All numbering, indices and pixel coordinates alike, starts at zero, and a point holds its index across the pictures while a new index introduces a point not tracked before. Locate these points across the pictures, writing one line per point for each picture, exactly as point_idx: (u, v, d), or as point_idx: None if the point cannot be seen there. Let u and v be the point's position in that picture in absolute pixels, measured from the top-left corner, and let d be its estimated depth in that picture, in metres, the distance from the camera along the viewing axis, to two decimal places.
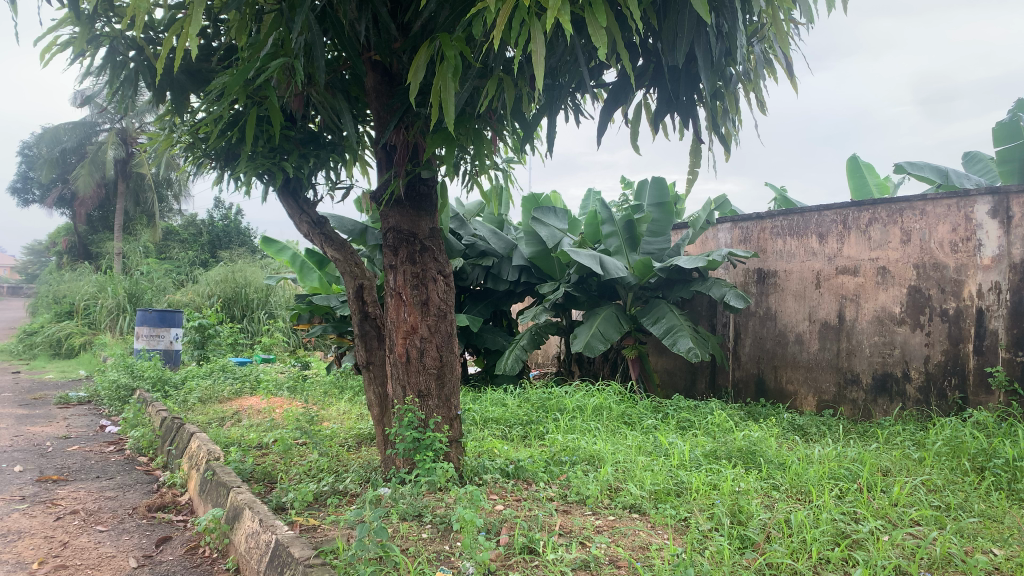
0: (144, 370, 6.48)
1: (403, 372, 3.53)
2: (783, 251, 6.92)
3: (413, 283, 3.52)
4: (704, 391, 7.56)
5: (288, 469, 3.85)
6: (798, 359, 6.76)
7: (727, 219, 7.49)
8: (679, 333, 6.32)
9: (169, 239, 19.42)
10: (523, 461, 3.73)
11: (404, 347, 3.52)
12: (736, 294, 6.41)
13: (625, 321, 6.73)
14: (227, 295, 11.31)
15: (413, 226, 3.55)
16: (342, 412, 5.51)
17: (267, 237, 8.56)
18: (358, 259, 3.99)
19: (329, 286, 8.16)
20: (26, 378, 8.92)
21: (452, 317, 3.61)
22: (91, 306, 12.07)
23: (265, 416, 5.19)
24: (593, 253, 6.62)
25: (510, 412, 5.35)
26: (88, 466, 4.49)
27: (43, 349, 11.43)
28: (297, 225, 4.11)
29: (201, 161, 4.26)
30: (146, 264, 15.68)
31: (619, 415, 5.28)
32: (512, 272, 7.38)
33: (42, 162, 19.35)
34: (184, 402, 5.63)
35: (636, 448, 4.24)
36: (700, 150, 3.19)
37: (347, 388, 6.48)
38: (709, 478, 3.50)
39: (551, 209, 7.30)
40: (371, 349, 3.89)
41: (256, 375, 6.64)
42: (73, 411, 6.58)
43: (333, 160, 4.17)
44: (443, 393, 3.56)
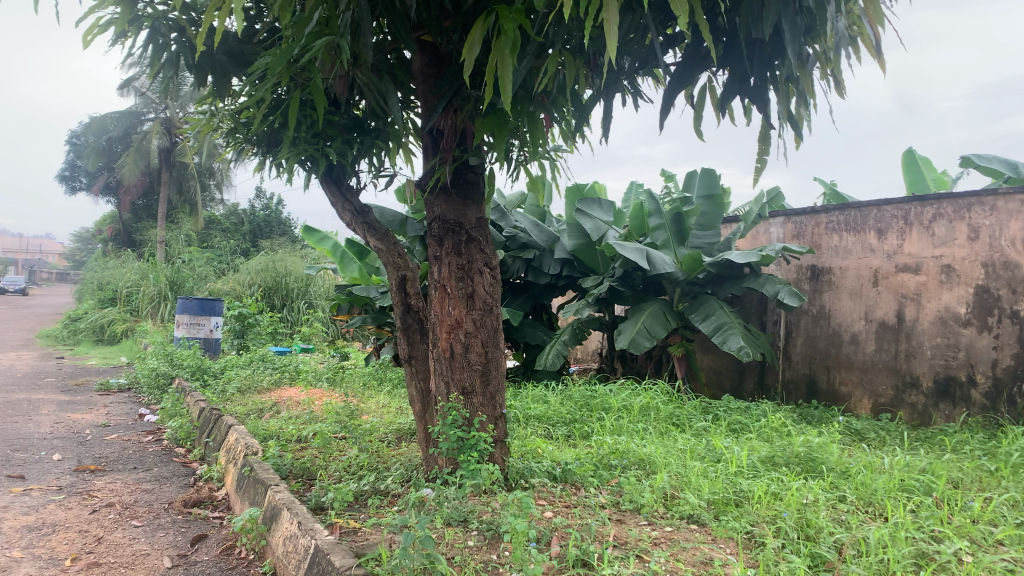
0: (184, 359, 6.44)
1: (447, 368, 3.38)
2: (839, 247, 6.64)
3: (459, 276, 3.36)
4: (752, 392, 7.33)
5: (327, 465, 3.73)
6: (853, 360, 6.49)
7: (779, 213, 7.22)
8: (730, 330, 6.09)
9: (211, 228, 19.59)
10: (571, 463, 3.57)
11: (448, 342, 3.36)
12: (791, 291, 6.15)
13: (672, 318, 6.51)
14: (268, 285, 11.31)
15: (459, 216, 3.38)
16: (382, 405, 5.41)
17: (308, 226, 8.49)
18: (401, 250, 3.84)
19: (369, 277, 8.07)
20: (69, 363, 8.98)
21: (498, 311, 3.44)
22: (134, 294, 12.17)
23: (305, 409, 5.09)
24: (640, 247, 6.41)
25: (554, 409, 5.19)
26: (126, 457, 4.43)
27: (87, 335, 11.56)
28: (339, 213, 3.98)
29: (242, 146, 4.16)
30: (188, 253, 15.83)
31: (667, 416, 5.09)
32: (555, 266, 7.20)
33: (90, 150, 19.62)
34: (223, 392, 5.56)
35: (689, 453, 4.05)
36: (769, 137, 3.03)
37: (387, 381, 6.37)
38: (771, 488, 3.30)
39: (596, 201, 7.11)
40: (414, 343, 3.74)
41: (295, 366, 6.56)
42: (113, 398, 6.57)
43: (377, 147, 4.04)
44: (488, 391, 3.40)
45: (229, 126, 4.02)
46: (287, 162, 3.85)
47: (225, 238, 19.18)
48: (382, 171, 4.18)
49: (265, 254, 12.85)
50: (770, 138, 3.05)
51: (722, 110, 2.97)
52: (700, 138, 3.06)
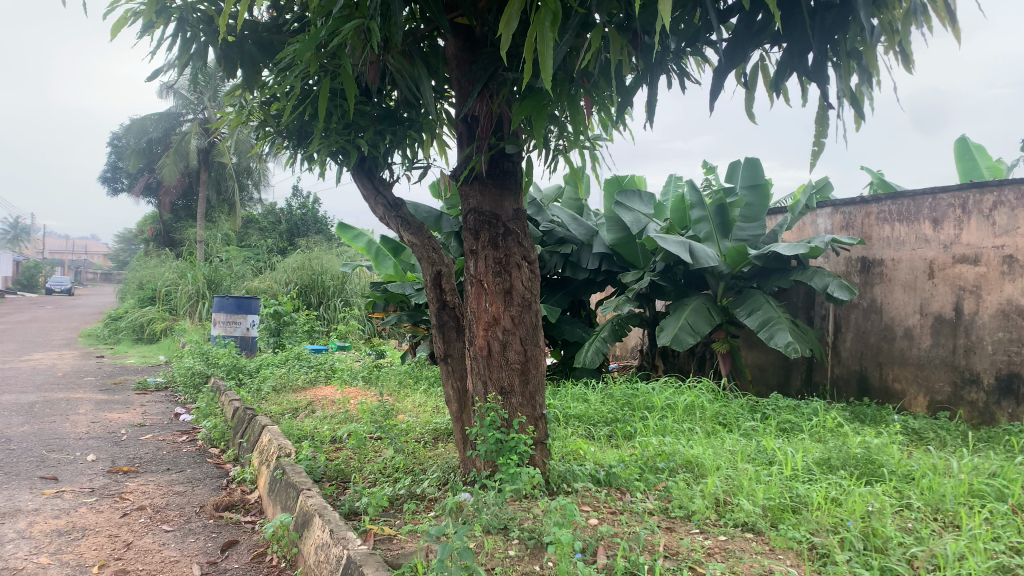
0: (219, 358, 6.40)
1: (484, 366, 3.23)
2: (891, 238, 6.36)
3: (496, 270, 3.21)
4: (800, 389, 7.09)
5: (361, 468, 3.61)
6: (906, 356, 6.22)
7: (826, 203, 6.96)
8: (777, 325, 5.86)
9: (249, 227, 19.74)
10: (615, 466, 3.41)
11: (485, 339, 3.22)
12: (841, 284, 5.89)
13: (716, 313, 6.30)
14: (304, 282, 11.29)
15: (495, 207, 3.23)
16: (418, 404, 5.29)
17: (343, 224, 8.41)
18: (436, 244, 3.71)
19: (404, 274, 7.97)
20: (109, 362, 9.04)
21: (537, 307, 3.29)
22: (173, 292, 12.26)
23: (340, 408, 4.99)
24: (682, 239, 6.19)
25: (594, 408, 5.02)
26: (160, 457, 4.36)
27: (128, 334, 11.67)
28: (372, 207, 3.86)
29: (272, 139, 4.06)
30: (226, 252, 15.95)
31: (713, 416, 4.91)
32: (593, 260, 7.02)
33: (130, 152, 19.90)
34: (258, 391, 5.49)
35: (739, 455, 3.86)
36: (827, 119, 2.83)
37: (423, 379, 6.26)
38: (830, 495, 3.09)
39: (636, 193, 6.88)
40: (449, 341, 3.60)
41: (330, 364, 6.48)
42: (150, 397, 6.56)
43: (411, 139, 3.91)
44: (527, 391, 3.24)
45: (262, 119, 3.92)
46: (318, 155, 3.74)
47: (263, 237, 19.31)
48: (416, 162, 4.04)
49: (301, 252, 12.86)
50: (828, 120, 2.85)
51: (776, 90, 2.79)
52: (752, 120, 2.87)
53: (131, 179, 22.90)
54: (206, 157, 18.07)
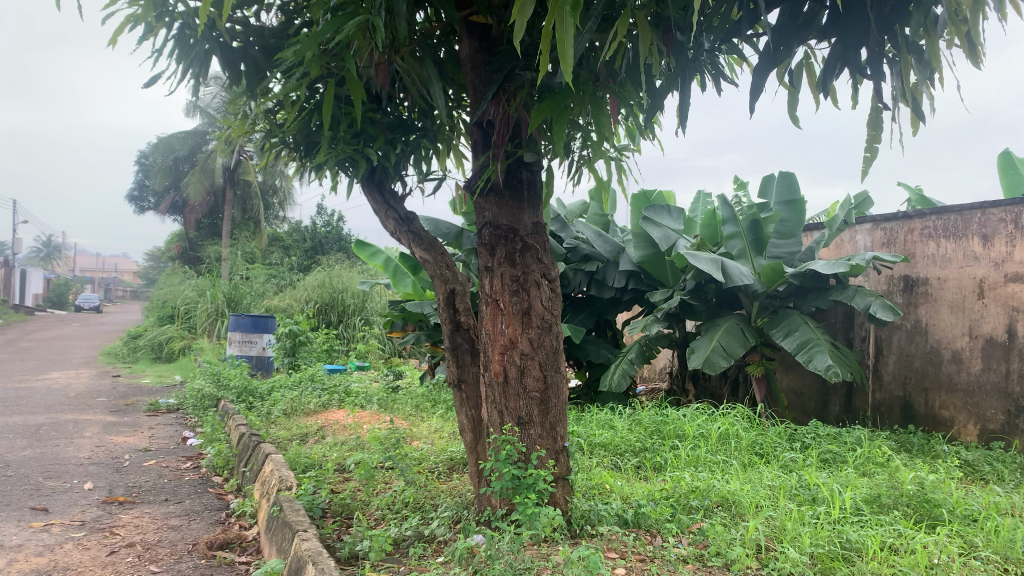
0: (230, 379, 6.18)
1: (500, 395, 2.95)
2: (936, 255, 6.01)
3: (513, 288, 2.94)
4: (839, 415, 6.72)
5: (367, 503, 3.35)
6: (954, 381, 5.84)
7: (866, 219, 6.62)
8: (816, 348, 5.54)
9: (273, 245, 19.69)
10: (644, 505, 3.11)
11: (500, 364, 2.94)
12: (884, 305, 5.53)
13: (751, 335, 5.98)
14: (324, 301, 11.09)
15: (513, 221, 2.97)
16: (434, 429, 5.03)
17: (361, 241, 8.18)
18: (450, 262, 3.45)
19: (423, 292, 7.73)
20: (124, 382, 8.88)
21: (558, 329, 3.01)
22: (192, 311, 12.13)
23: (351, 434, 4.73)
24: (713, 257, 5.88)
25: (621, 436, 4.72)
26: (160, 486, 4.12)
27: (147, 353, 11.56)
28: (382, 221, 3.62)
29: (278, 150, 3.84)
30: (248, 270, 15.85)
31: (749, 445, 4.60)
32: (619, 279, 6.73)
33: (157, 171, 19.97)
34: (267, 415, 5.26)
35: (781, 492, 3.54)
36: (881, 121, 2.53)
37: (441, 403, 5.99)
38: (887, 542, 2.77)
39: (664, 208, 6.57)
40: (464, 366, 3.33)
41: (345, 387, 6.24)
42: (160, 419, 6.35)
43: (425, 148, 3.66)
44: (547, 422, 2.96)
45: (267, 127, 3.70)
46: (325, 165, 3.52)
47: (286, 256, 19.24)
48: (430, 172, 3.80)
49: (322, 270, 12.70)
50: (882, 122, 2.55)
51: (823, 90, 2.50)
52: (795, 125, 2.59)
53: (157, 196, 22.99)
54: (232, 176, 18.06)
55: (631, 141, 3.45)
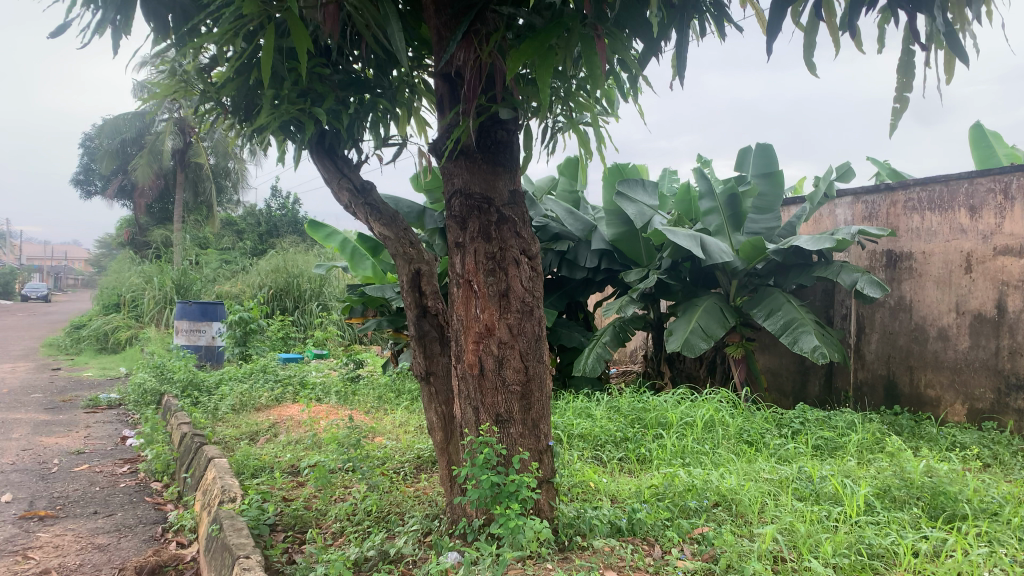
0: (173, 372, 5.69)
1: (475, 389, 2.58)
2: (921, 229, 5.76)
3: (488, 267, 2.56)
4: (819, 395, 6.49)
5: (324, 513, 3.00)
6: (940, 359, 5.62)
7: (847, 192, 6.35)
8: (801, 328, 5.26)
9: (227, 230, 19.00)
10: (639, 509, 2.77)
11: (475, 354, 2.57)
12: (872, 281, 5.26)
13: (731, 315, 5.67)
14: (279, 286, 10.58)
15: (487, 188, 2.59)
16: (397, 423, 4.63)
17: (315, 221, 7.69)
18: (415, 239, 3.08)
19: (383, 276, 7.30)
20: (63, 376, 8.29)
21: (540, 314, 2.64)
22: (138, 299, 11.47)
23: (307, 432, 4.32)
24: (691, 232, 5.55)
25: (600, 426, 4.38)
26: (90, 496, 3.66)
27: (91, 343, 10.93)
28: (336, 194, 3.22)
29: (215, 115, 3.38)
30: (200, 256, 15.20)
31: (737, 434, 4.31)
32: (591, 258, 6.37)
33: (102, 153, 19.07)
34: (214, 411, 4.80)
35: (782, 490, 3.24)
36: (912, 66, 2.17)
37: (405, 393, 5.59)
38: (915, 547, 2.47)
39: (638, 182, 6.19)
40: (431, 356, 2.95)
41: (300, 378, 5.81)
42: (98, 417, 5.83)
43: (382, 112, 3.25)
44: (529, 419, 2.59)
45: (201, 87, 3.23)
46: (267, 128, 3.08)
47: (239, 242, 18.58)
48: (389, 139, 3.39)
49: (277, 254, 12.15)
50: (913, 68, 2.19)
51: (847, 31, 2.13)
52: (812, 75, 2.18)
53: (103, 180, 21.96)
54: (182, 158, 17.30)
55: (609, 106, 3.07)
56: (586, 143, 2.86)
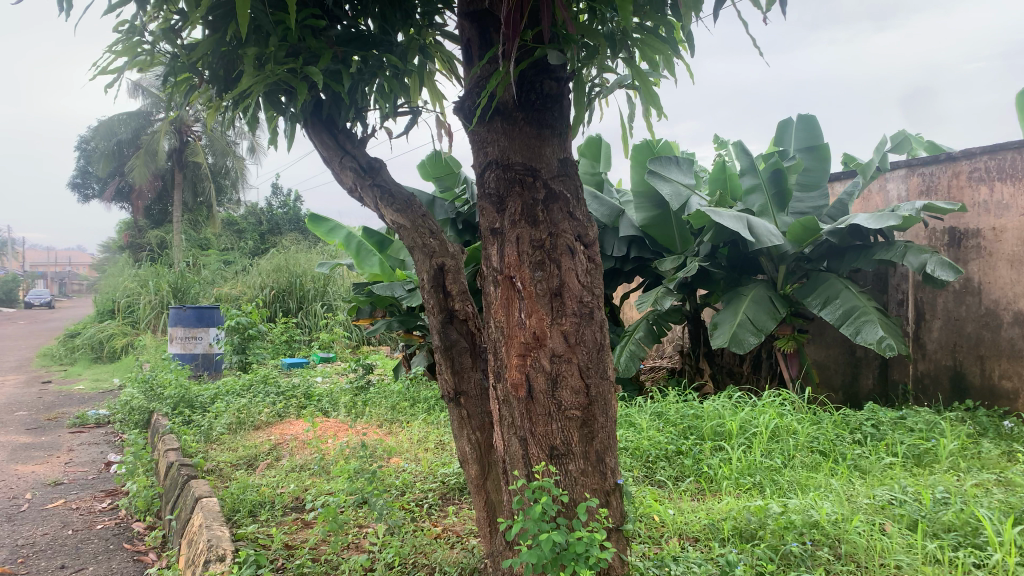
0: (164, 387, 5.13)
1: (522, 416, 2.01)
2: (990, 203, 5.16)
3: (534, 258, 2.00)
4: (873, 389, 5.93)
5: (335, 569, 2.46)
6: (1017, 348, 5.03)
7: (901, 164, 5.75)
8: (864, 317, 4.69)
9: (227, 230, 18.50)
10: (731, 559, 2.19)
11: (521, 370, 2.00)
12: (944, 263, 4.63)
13: (781, 305, 5.10)
14: (281, 286, 10.04)
15: (531, 157, 2.02)
16: (416, 440, 4.08)
17: (316, 215, 7.10)
18: (437, 228, 2.52)
19: (392, 272, 6.74)
20: (53, 390, 7.75)
21: (601, 316, 2.06)
22: (134, 304, 10.94)
23: (313, 454, 3.77)
24: (736, 213, 4.96)
25: (648, 438, 3.83)
26: (59, 544, 3.10)
27: (85, 353, 10.40)
28: (338, 176, 2.68)
29: (190, 87, 2.80)
30: (198, 258, 14.66)
31: (807, 443, 3.74)
32: (619, 246, 5.80)
33: (97, 154, 18.50)
34: (208, 433, 4.25)
35: (884, 518, 2.66)
36: None
37: (422, 401, 5.03)
38: None
39: (671, 159, 5.57)
40: (461, 373, 2.40)
41: (304, 390, 5.26)
42: (84, 438, 5.28)
43: (390, 77, 2.67)
44: (593, 453, 2.01)
45: (169, 51, 2.63)
46: (251, 97, 2.52)
47: (240, 243, 18.10)
48: (399, 106, 2.83)
49: (277, 253, 11.62)
50: None
51: None
52: None
53: (100, 183, 21.44)
54: (179, 157, 16.78)
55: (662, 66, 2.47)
56: (658, 106, 2.23)
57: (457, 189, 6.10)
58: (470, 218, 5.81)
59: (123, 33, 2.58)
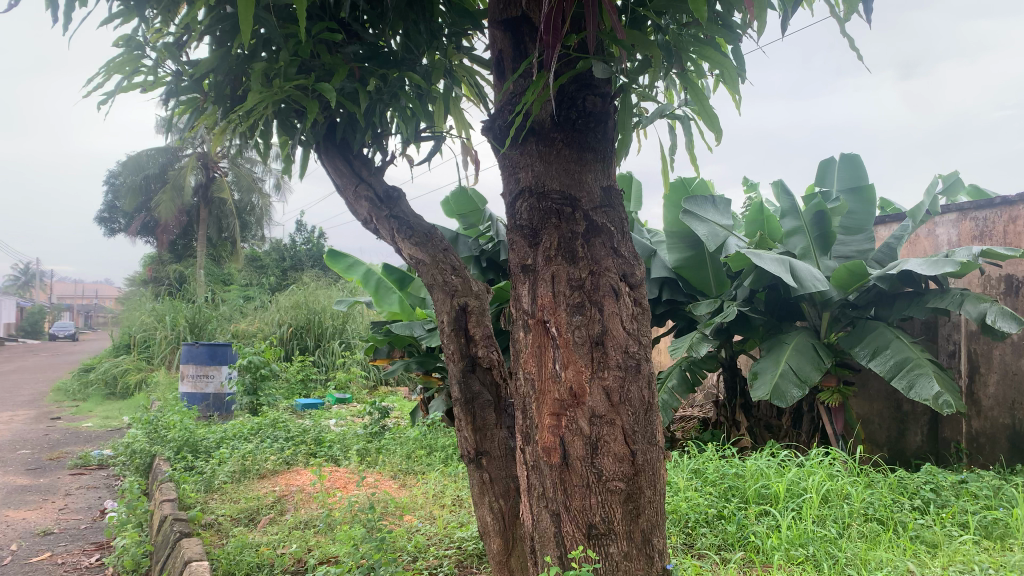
0: (168, 429, 4.88)
1: (555, 486, 1.71)
2: None
3: (571, 301, 1.73)
4: (922, 447, 5.54)
5: None
6: None
7: (952, 208, 5.43)
8: (918, 371, 4.33)
9: (250, 265, 18.45)
10: None
11: (553, 431, 1.71)
12: (1006, 313, 4.25)
13: (826, 355, 4.76)
14: (299, 323, 9.83)
15: (570, 184, 1.77)
16: (430, 495, 3.77)
17: (335, 251, 6.90)
18: (460, 264, 2.27)
19: (412, 311, 6.49)
20: (61, 426, 7.54)
21: (649, 370, 1.76)
22: (151, 339, 10.79)
23: (319, 509, 3.47)
24: (778, 256, 4.66)
25: (686, 500, 3.49)
26: None
27: (98, 388, 10.19)
28: (351, 205, 2.43)
29: (195, 108, 2.56)
30: (219, 293, 14.54)
31: (862, 510, 3.38)
32: (651, 289, 5.52)
33: (125, 189, 18.59)
34: (209, 482, 3.98)
35: None
36: None
37: (439, 450, 4.72)
38: None
39: (707, 200, 5.29)
40: (484, 430, 2.14)
41: (315, 435, 4.98)
42: (84, 481, 5.02)
43: (415, 99, 2.43)
44: (639, 533, 1.69)
45: (171, 70, 2.38)
46: (259, 117, 2.28)
47: (262, 279, 18.02)
48: (421, 132, 2.58)
49: (296, 289, 11.46)
50: None
51: None
52: None
53: (127, 217, 21.58)
54: (205, 193, 16.82)
55: (708, 93, 2.23)
56: (718, 130, 1.97)
57: (481, 227, 5.88)
58: (494, 256, 5.56)
59: (121, 46, 2.34)
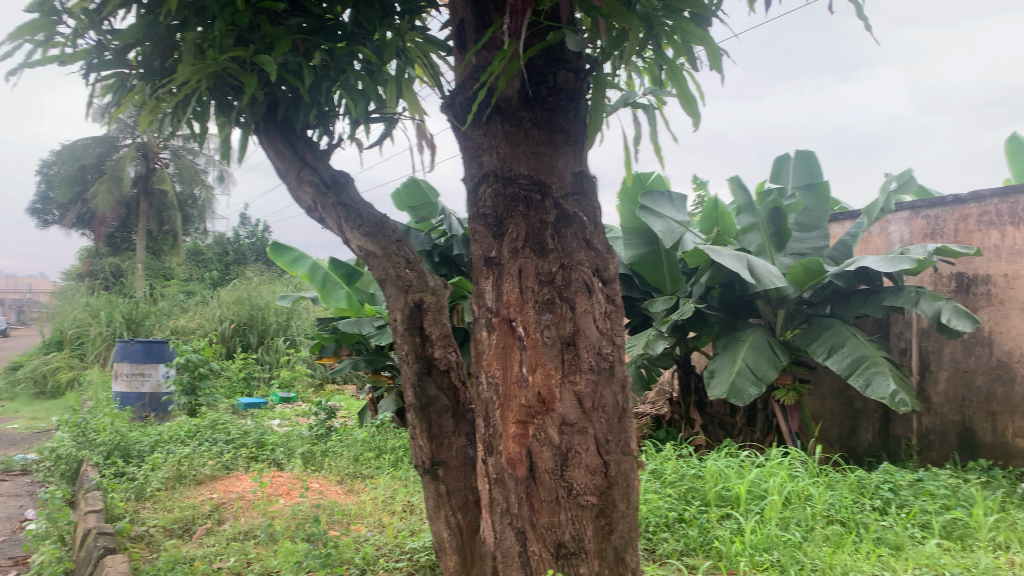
0: (97, 433, 4.58)
1: (520, 500, 1.56)
2: (999, 247, 4.83)
3: (539, 298, 1.59)
4: (873, 444, 5.55)
5: None
6: None
7: (905, 206, 5.44)
8: (874, 369, 4.30)
9: (191, 259, 17.88)
10: None
11: (518, 441, 1.56)
12: (960, 311, 4.25)
13: (782, 353, 4.71)
14: (241, 319, 9.48)
15: (536, 169, 1.61)
16: (378, 500, 3.58)
17: (279, 245, 6.63)
18: (415, 258, 2.11)
19: (361, 307, 6.27)
20: None
21: (624, 374, 1.63)
22: (83, 335, 10.31)
23: (259, 518, 3.26)
24: (736, 252, 4.58)
25: (645, 503, 3.38)
26: None
27: (26, 387, 9.68)
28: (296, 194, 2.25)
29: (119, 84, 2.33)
30: (157, 289, 14.01)
31: (824, 511, 3.31)
32: None
33: (59, 179, 17.82)
34: (140, 490, 3.72)
35: None
36: None
37: (388, 452, 4.53)
38: None
39: (664, 195, 5.19)
40: (441, 438, 2.00)
41: (257, 437, 4.73)
42: (5, 488, 4.68)
43: (364, 78, 2.24)
44: (610, 551, 1.55)
45: (92, 41, 2.15)
46: (191, 94, 2.07)
47: (203, 274, 17.47)
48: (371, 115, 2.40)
49: (238, 284, 11.08)
50: None
51: None
52: None
53: (60, 208, 20.69)
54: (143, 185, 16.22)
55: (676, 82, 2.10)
56: (694, 112, 1.84)
57: (432, 220, 5.71)
58: (447, 251, 5.39)
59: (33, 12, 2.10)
